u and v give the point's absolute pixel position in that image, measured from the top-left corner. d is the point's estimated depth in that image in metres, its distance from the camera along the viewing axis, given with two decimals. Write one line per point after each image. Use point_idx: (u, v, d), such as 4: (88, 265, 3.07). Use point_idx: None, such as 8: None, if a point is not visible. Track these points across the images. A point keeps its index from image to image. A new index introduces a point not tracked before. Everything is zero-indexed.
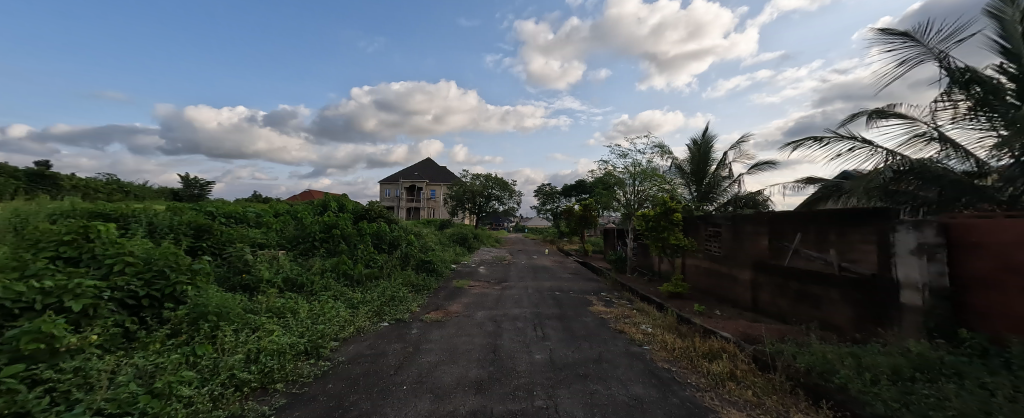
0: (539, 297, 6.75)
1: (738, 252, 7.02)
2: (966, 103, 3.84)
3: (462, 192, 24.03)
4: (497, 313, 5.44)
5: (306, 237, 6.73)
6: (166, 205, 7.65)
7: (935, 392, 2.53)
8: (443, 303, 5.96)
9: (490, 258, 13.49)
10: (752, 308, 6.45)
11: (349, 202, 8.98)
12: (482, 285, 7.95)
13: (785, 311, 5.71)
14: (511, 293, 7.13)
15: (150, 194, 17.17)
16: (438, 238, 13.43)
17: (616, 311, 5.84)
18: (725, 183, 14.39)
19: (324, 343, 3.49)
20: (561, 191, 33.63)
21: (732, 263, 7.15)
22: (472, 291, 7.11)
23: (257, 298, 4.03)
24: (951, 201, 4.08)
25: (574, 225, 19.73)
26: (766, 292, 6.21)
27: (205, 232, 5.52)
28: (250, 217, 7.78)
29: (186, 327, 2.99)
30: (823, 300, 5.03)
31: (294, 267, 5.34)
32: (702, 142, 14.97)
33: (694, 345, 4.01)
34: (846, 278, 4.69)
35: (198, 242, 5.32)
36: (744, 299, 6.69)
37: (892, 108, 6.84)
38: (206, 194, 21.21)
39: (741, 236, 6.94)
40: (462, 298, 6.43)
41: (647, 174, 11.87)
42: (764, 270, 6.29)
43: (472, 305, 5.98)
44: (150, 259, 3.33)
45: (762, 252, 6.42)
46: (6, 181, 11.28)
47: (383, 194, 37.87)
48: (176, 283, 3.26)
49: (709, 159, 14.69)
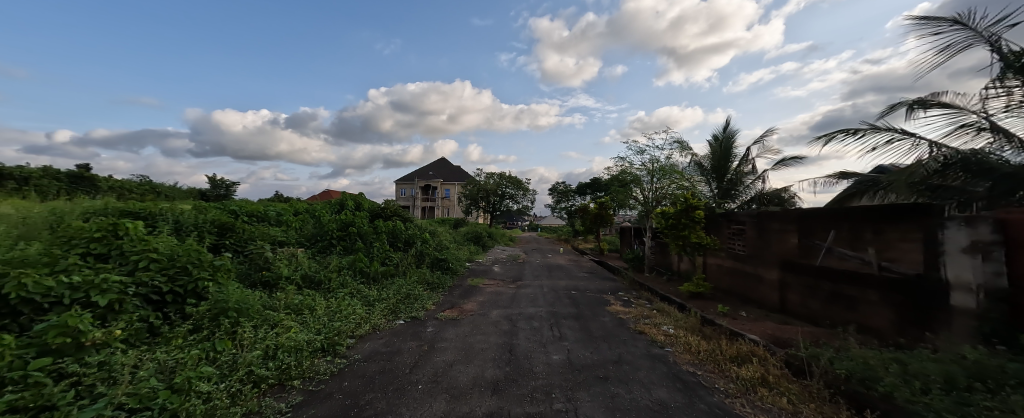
0: (555, 296, 6.65)
1: (763, 251, 6.74)
2: (1022, 89, 3.53)
3: (477, 191, 24.05)
4: (513, 312, 5.37)
5: (324, 236, 6.82)
6: (191, 204, 7.88)
7: (998, 404, 2.31)
8: (458, 301, 5.92)
9: (504, 256, 13.43)
10: (780, 309, 6.18)
11: (366, 200, 9.07)
12: (497, 283, 7.89)
13: (817, 313, 5.45)
14: (526, 292, 7.04)
15: (179, 194, 17.88)
16: (453, 236, 13.46)
17: (635, 311, 5.69)
18: (748, 180, 13.92)
19: (341, 340, 3.48)
20: (576, 189, 33.34)
21: (757, 262, 6.87)
22: (486, 290, 7.06)
23: (276, 295, 4.07)
24: (1004, 195, 3.69)
25: (589, 224, 19.48)
26: (795, 293, 5.94)
27: (228, 230, 5.64)
28: (271, 216, 7.94)
29: (207, 323, 3.03)
30: (859, 302, 4.75)
31: (312, 265, 5.39)
32: (724, 137, 14.56)
33: (720, 347, 3.83)
34: (886, 278, 4.43)
35: (221, 240, 5.44)
36: (770, 300, 6.43)
37: (934, 98, 6.46)
38: (231, 194, 21.88)
39: (767, 234, 6.67)
40: (477, 296, 6.38)
41: (666, 171, 11.57)
42: (793, 270, 6.02)
43: (487, 303, 5.92)
44: (174, 255, 3.40)
45: (790, 250, 6.15)
46: (49, 182, 11.90)
47: (400, 194, 38.37)
48: (198, 279, 3.30)
49: (731, 155, 14.25)
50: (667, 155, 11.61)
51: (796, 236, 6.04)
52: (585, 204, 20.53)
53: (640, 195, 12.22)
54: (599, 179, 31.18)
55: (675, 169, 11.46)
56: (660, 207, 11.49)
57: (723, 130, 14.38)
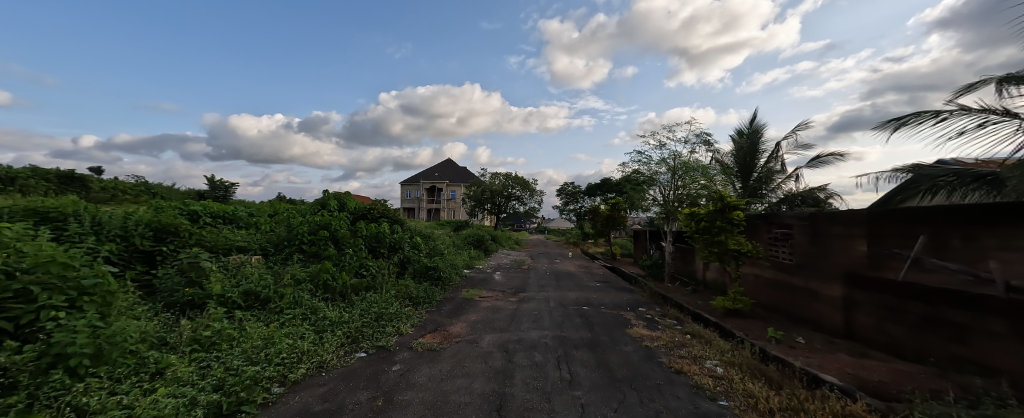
0: (563, 315, 5.52)
1: (819, 260, 5.53)
2: None
3: (481, 192, 23.03)
4: (510, 338, 4.28)
5: (292, 241, 5.82)
6: (151, 204, 7.00)
7: None
8: (445, 321, 4.84)
9: (508, 262, 12.35)
10: (845, 334, 4.99)
11: (350, 199, 8.06)
12: (496, 296, 6.79)
13: (902, 342, 4.28)
14: (528, 308, 5.93)
15: (175, 196, 17.27)
16: (453, 241, 12.43)
17: (664, 337, 4.53)
18: (778, 178, 12.60)
19: (254, 394, 2.41)
20: (586, 191, 32.06)
21: (810, 274, 5.67)
22: (482, 305, 5.97)
23: (185, 323, 3.01)
24: None
25: (600, 227, 18.26)
26: (866, 314, 4.76)
27: (169, 234, 4.74)
28: (240, 218, 7.01)
29: (28, 380, 1.93)
30: (974, 333, 3.61)
31: (263, 276, 4.36)
32: (750, 132, 13.26)
33: (803, 406, 2.67)
34: (1016, 303, 3.29)
35: (159, 245, 4.55)
36: (830, 321, 5.23)
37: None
38: (230, 195, 21.24)
39: (824, 240, 5.46)
40: (469, 314, 5.30)
41: (689, 168, 10.28)
42: (861, 285, 4.84)
43: (480, 324, 4.82)
44: (18, 271, 2.37)
45: (856, 261, 4.95)
46: (32, 182, 11.23)
47: (405, 196, 37.61)
48: (42, 308, 2.24)
49: (759, 151, 12.93)
50: (690, 149, 10.31)
51: (865, 243, 4.84)
52: (596, 205, 19.30)
53: (658, 195, 10.97)
54: (610, 180, 29.85)
55: (699, 165, 10.15)
56: (681, 208, 10.26)
57: (749, 123, 13.01)
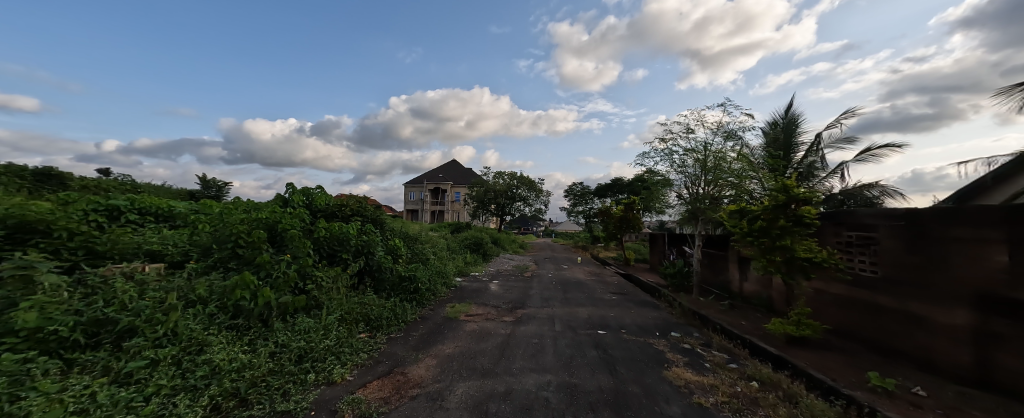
0: (571, 345, 4.12)
1: (925, 275, 4.02)
2: None
3: (485, 193, 21.65)
4: (492, 389, 2.89)
5: (223, 242, 4.53)
6: (76, 197, 5.83)
7: None
8: (406, 357, 3.47)
9: (509, 268, 10.95)
10: (980, 381, 3.49)
11: (316, 194, 6.69)
12: (487, 314, 5.41)
13: None
14: (525, 333, 4.53)
15: (161, 194, 16.32)
16: (448, 244, 11.09)
17: (723, 388, 3.10)
18: (820, 175, 10.96)
19: None
20: (596, 192, 30.48)
21: (909, 293, 4.17)
22: (465, 328, 4.58)
23: None
24: None
25: (613, 230, 16.72)
26: (1016, 356, 3.26)
27: (36, 233, 3.52)
28: (179, 215, 5.78)
29: None
30: None
31: (141, 293, 3.05)
32: (785, 123, 11.66)
33: None
34: None
35: (15, 248, 3.34)
36: (949, 360, 3.75)
37: None
38: (224, 195, 20.30)
39: (933, 246, 3.96)
40: (444, 343, 3.91)
41: (721, 159, 8.62)
42: (1004, 313, 3.34)
43: (455, 361, 3.43)
44: None
45: (991, 277, 3.45)
46: None
47: (408, 197, 36.55)
48: None
49: (796, 145, 11.32)
50: (722, 137, 8.69)
51: (1007, 252, 3.33)
52: (608, 206, 17.79)
53: (683, 192, 9.38)
54: (621, 179, 28.24)
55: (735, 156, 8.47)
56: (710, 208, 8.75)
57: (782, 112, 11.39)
